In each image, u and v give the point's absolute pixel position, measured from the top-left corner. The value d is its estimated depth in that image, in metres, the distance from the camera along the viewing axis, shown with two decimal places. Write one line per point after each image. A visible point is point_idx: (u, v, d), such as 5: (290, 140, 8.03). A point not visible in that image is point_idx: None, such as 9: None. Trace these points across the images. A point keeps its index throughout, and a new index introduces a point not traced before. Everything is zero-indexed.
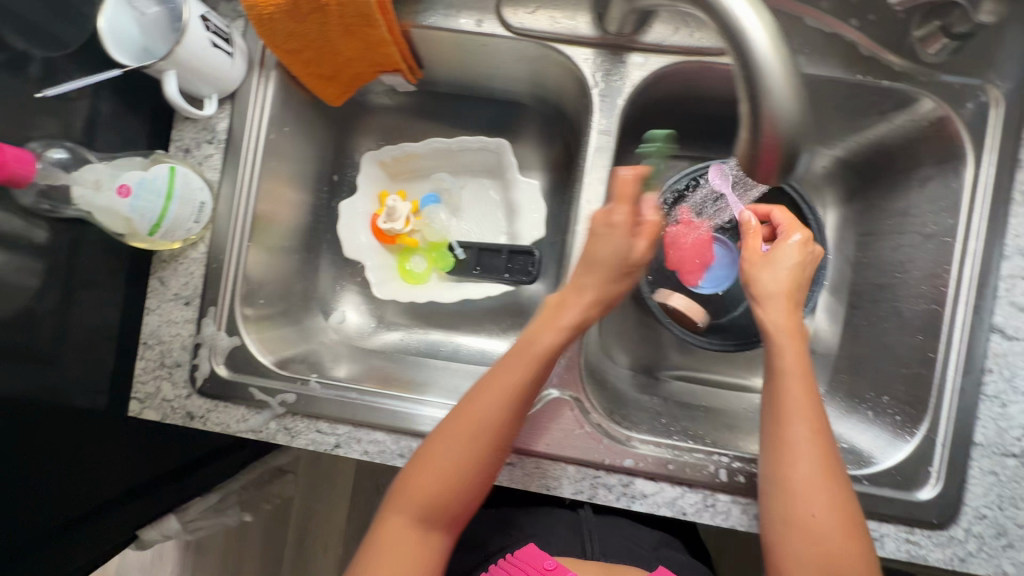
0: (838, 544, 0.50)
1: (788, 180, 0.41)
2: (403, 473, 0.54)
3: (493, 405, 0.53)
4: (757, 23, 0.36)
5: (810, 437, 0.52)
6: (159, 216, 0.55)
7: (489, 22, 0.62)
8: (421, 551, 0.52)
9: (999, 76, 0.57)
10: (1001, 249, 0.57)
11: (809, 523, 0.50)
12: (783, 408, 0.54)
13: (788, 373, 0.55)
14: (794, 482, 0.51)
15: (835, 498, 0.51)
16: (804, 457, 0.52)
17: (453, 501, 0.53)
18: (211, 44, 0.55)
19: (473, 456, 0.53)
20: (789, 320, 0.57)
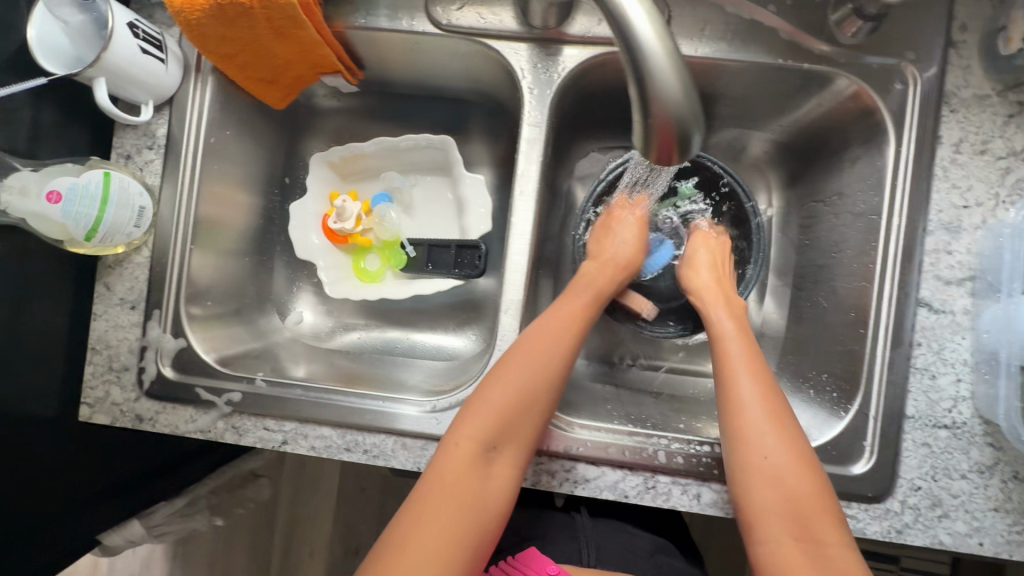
0: (798, 486, 0.50)
1: (687, 158, 0.42)
2: (468, 405, 0.56)
3: (557, 331, 0.59)
4: (637, 4, 0.37)
5: (760, 386, 0.55)
6: (96, 221, 0.56)
7: (418, 20, 0.64)
8: (486, 481, 0.53)
9: (915, 55, 0.58)
10: (923, 224, 0.58)
11: (767, 469, 0.51)
12: (726, 365, 0.58)
13: (727, 337, 0.61)
14: (746, 430, 0.53)
15: (790, 443, 0.52)
16: (751, 405, 0.54)
17: (520, 426, 0.55)
18: (140, 50, 0.57)
19: (544, 380, 0.57)
20: (722, 294, 0.66)
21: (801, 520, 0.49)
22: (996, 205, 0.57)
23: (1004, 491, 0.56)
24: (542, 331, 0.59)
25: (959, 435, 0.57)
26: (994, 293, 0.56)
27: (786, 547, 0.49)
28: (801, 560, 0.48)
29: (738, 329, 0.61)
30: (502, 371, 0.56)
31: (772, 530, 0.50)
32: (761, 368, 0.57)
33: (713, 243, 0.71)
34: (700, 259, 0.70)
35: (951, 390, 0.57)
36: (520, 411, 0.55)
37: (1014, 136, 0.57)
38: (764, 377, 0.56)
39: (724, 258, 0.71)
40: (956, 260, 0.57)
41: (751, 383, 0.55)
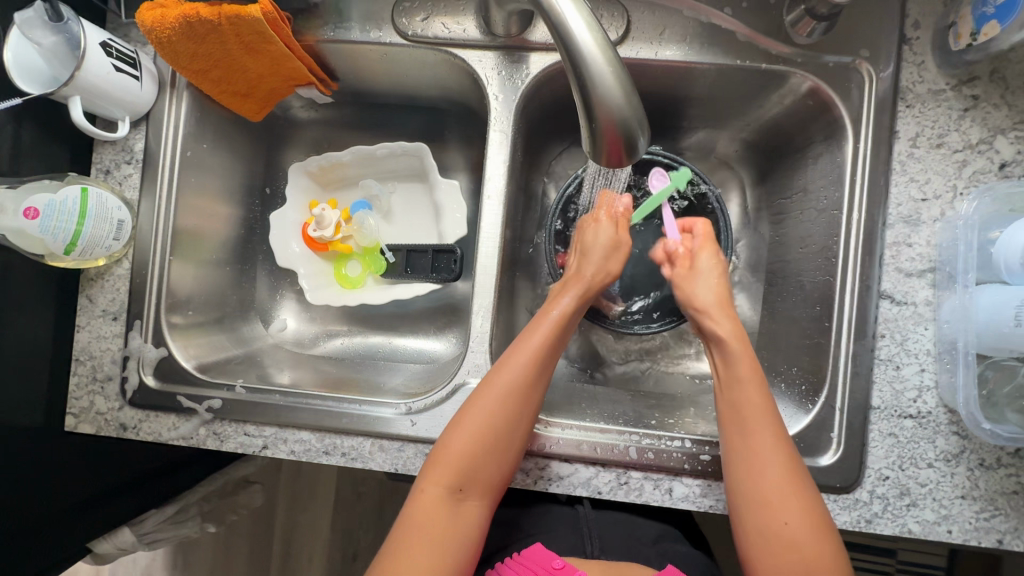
0: (805, 546, 0.49)
1: (636, 158, 0.43)
2: (437, 449, 0.56)
3: (524, 371, 0.57)
4: (575, 12, 0.38)
5: (777, 441, 0.53)
6: (74, 235, 0.58)
7: (386, 32, 0.66)
8: (454, 528, 0.53)
9: (869, 53, 0.60)
10: (883, 218, 0.59)
11: (784, 534, 0.50)
12: (745, 414, 0.54)
13: (744, 382, 0.56)
14: (769, 492, 0.51)
15: (804, 502, 0.51)
16: (771, 465, 0.52)
17: (485, 470, 0.55)
18: (114, 68, 0.59)
19: (514, 416, 0.56)
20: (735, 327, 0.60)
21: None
22: (954, 197, 0.58)
23: (972, 479, 0.56)
24: (502, 372, 0.58)
25: (924, 424, 0.58)
26: (952, 283, 0.56)
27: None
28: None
29: (753, 370, 0.56)
30: (468, 409, 0.57)
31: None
32: (774, 416, 0.54)
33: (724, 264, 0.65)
34: (707, 277, 0.64)
35: (915, 379, 0.58)
36: (492, 448, 0.55)
37: (969, 128, 0.58)
38: (778, 428, 0.54)
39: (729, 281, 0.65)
40: (917, 252, 0.58)
41: (771, 439, 0.53)
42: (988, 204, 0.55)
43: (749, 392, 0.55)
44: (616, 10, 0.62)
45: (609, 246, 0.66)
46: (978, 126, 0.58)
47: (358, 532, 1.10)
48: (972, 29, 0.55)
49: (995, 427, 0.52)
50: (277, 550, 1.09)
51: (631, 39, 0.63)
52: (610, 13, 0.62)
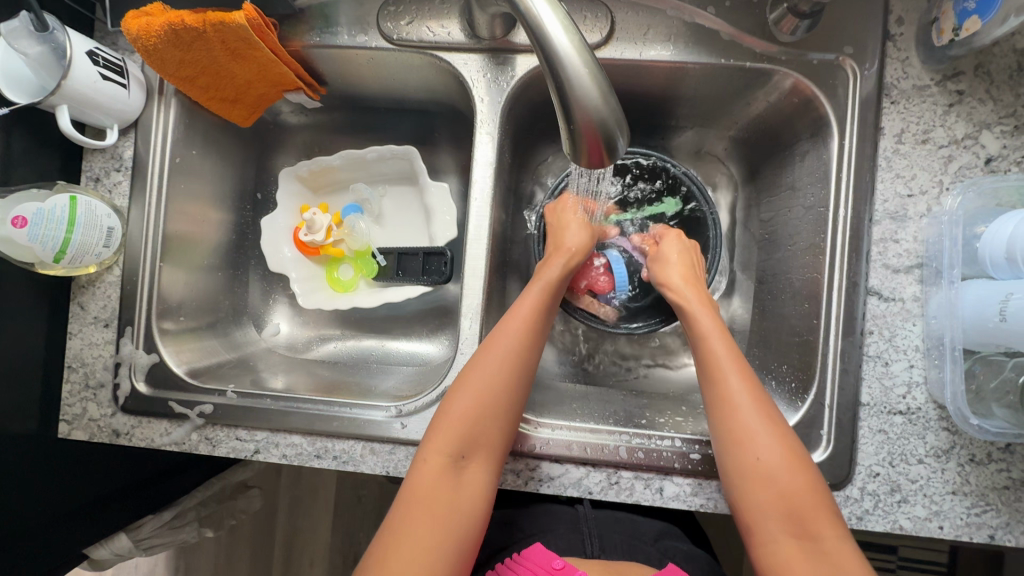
0: (795, 486, 0.50)
1: (617, 158, 0.43)
2: (435, 419, 0.56)
3: (515, 335, 0.58)
4: (551, 14, 0.39)
5: (746, 386, 0.54)
6: (63, 244, 0.58)
7: (372, 37, 0.66)
8: (457, 488, 0.53)
9: (853, 49, 0.60)
10: (869, 214, 0.59)
11: (759, 468, 0.51)
12: (711, 362, 0.56)
13: (708, 336, 0.58)
14: (738, 430, 0.52)
15: (780, 439, 0.51)
16: (742, 407, 0.53)
17: (485, 434, 0.55)
18: (101, 76, 0.59)
19: (498, 372, 0.57)
20: (697, 291, 0.63)
21: (797, 518, 0.49)
22: (940, 192, 0.58)
23: (962, 475, 0.56)
24: (497, 339, 0.58)
25: (913, 420, 0.57)
26: (939, 279, 0.56)
27: (786, 547, 0.49)
28: (802, 562, 0.48)
29: (718, 325, 0.59)
30: (463, 378, 0.57)
31: (766, 527, 0.50)
32: (743, 365, 0.56)
33: (685, 244, 0.69)
34: (671, 257, 0.67)
35: (904, 375, 0.58)
36: (480, 405, 0.56)
37: (954, 124, 0.58)
38: (751, 375, 0.55)
39: (695, 257, 0.68)
40: (904, 248, 0.58)
41: (740, 382, 0.54)
42: (973, 199, 0.55)
43: (712, 344, 0.57)
44: (600, 11, 0.63)
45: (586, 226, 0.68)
46: (963, 121, 0.58)
47: (357, 534, 1.10)
48: (955, 24, 0.55)
49: (983, 422, 0.53)
50: (277, 555, 1.09)
51: (615, 40, 0.63)
52: (593, 14, 0.63)
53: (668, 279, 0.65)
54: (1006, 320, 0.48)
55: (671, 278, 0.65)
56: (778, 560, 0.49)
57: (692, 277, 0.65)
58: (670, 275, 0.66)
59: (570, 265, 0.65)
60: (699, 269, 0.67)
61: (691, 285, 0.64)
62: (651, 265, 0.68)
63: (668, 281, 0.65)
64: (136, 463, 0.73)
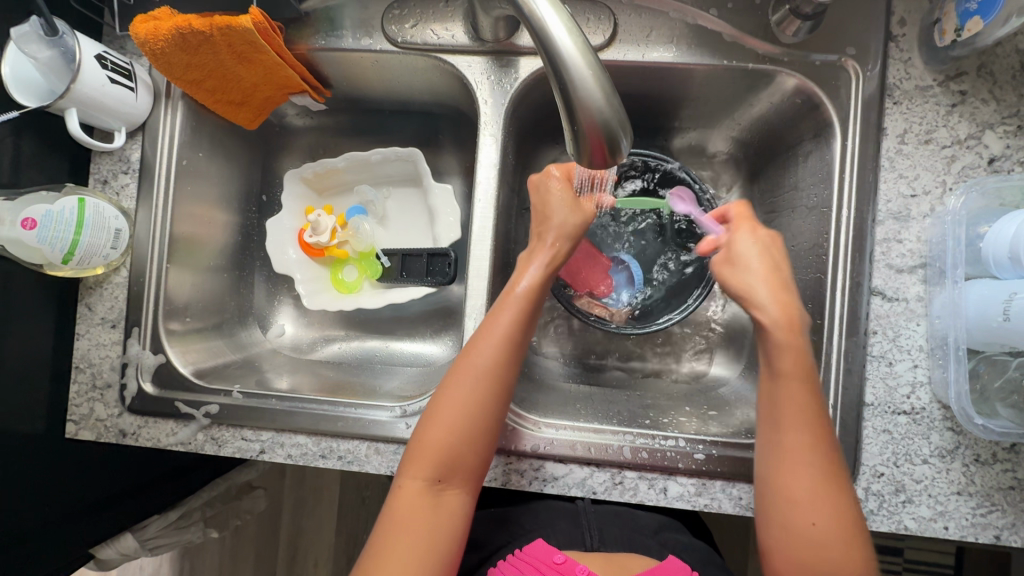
0: (841, 554, 0.48)
1: (621, 159, 0.43)
2: (414, 441, 0.55)
3: (491, 355, 0.56)
4: (554, 16, 0.39)
5: (814, 444, 0.50)
6: (72, 246, 0.59)
7: (377, 40, 0.66)
8: (435, 517, 0.53)
9: (855, 50, 0.60)
10: (872, 215, 0.59)
11: (807, 533, 0.48)
12: (783, 411, 0.51)
13: (783, 378, 0.51)
14: (793, 492, 0.49)
15: (836, 505, 0.48)
16: (803, 469, 0.49)
17: (464, 458, 0.54)
18: (109, 80, 0.60)
19: (480, 399, 0.55)
20: (787, 312, 0.52)
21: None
22: (943, 192, 0.58)
23: (967, 475, 0.56)
24: (473, 355, 0.56)
25: (918, 420, 0.57)
26: (943, 279, 0.56)
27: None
28: None
29: (801, 372, 0.51)
30: (440, 403, 0.55)
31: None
32: (818, 420, 0.50)
33: (761, 239, 0.57)
34: (749, 261, 0.55)
35: (908, 375, 0.58)
36: (463, 433, 0.54)
37: (957, 124, 0.58)
38: (823, 434, 0.50)
39: (779, 258, 0.56)
40: (907, 248, 0.59)
41: (804, 441, 0.50)
42: (977, 199, 0.55)
43: (791, 390, 0.51)
44: (603, 13, 0.63)
45: (576, 209, 0.63)
46: (966, 121, 0.58)
47: (361, 535, 1.11)
48: (956, 25, 0.55)
49: (987, 422, 0.53)
50: (282, 556, 1.09)
51: (618, 42, 0.63)
52: (597, 16, 0.63)
53: (754, 293, 0.53)
54: (1010, 319, 0.48)
55: (757, 291, 0.53)
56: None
57: (782, 291, 0.53)
58: (754, 286, 0.54)
59: (551, 264, 0.61)
60: (784, 271, 0.55)
61: (780, 301, 0.52)
62: (727, 273, 0.56)
63: (751, 294, 0.54)
64: (142, 463, 0.74)
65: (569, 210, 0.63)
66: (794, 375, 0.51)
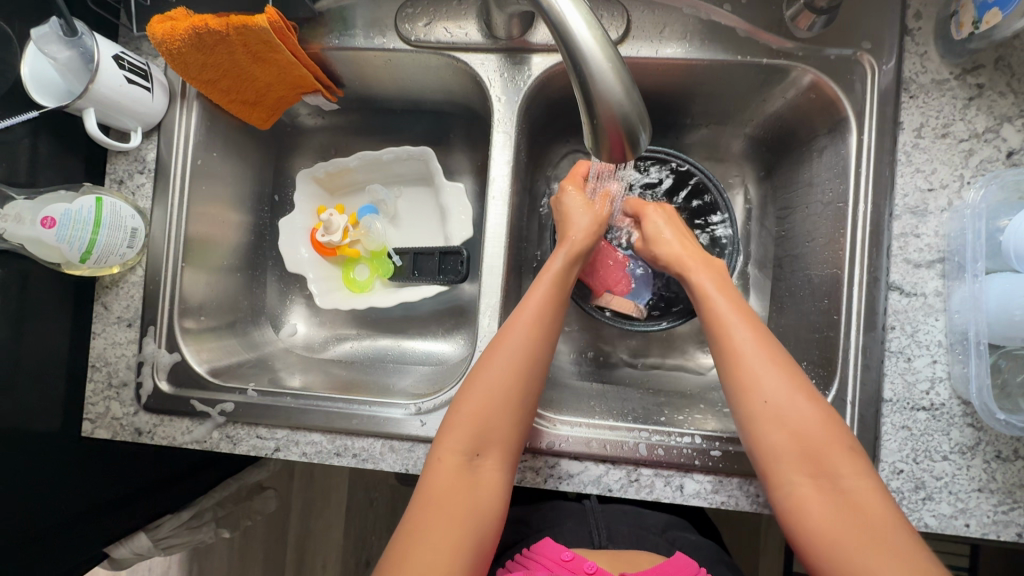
0: (808, 426, 0.49)
1: (640, 153, 0.43)
2: (446, 420, 0.55)
3: (528, 331, 0.57)
4: (574, 11, 0.39)
5: (757, 338, 0.53)
6: (89, 244, 0.59)
7: (390, 38, 0.67)
8: (475, 490, 0.52)
9: (871, 44, 0.60)
10: (889, 209, 0.59)
11: (769, 411, 0.50)
12: (721, 321, 0.55)
13: (709, 296, 0.58)
14: (751, 386, 0.51)
15: (788, 380, 0.51)
16: (751, 359, 0.52)
17: (499, 429, 0.54)
18: (126, 80, 0.61)
19: (519, 379, 0.55)
20: (697, 254, 0.63)
21: (814, 459, 0.49)
22: (961, 186, 0.58)
23: (988, 472, 0.56)
24: (510, 334, 0.57)
25: (937, 416, 0.57)
26: (962, 273, 0.56)
27: (802, 487, 0.49)
28: (821, 507, 0.47)
29: (720, 284, 0.59)
30: (473, 379, 0.56)
31: (785, 472, 0.49)
32: (755, 320, 0.55)
33: (664, 214, 0.68)
34: (662, 237, 0.66)
35: (928, 371, 0.57)
36: (499, 408, 0.54)
37: (974, 118, 0.58)
38: (757, 325, 0.55)
39: (682, 225, 0.68)
40: (925, 243, 0.58)
41: (744, 331, 0.54)
42: (996, 192, 0.55)
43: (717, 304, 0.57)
44: (616, 9, 0.63)
45: (590, 209, 0.66)
46: (983, 115, 0.58)
47: (371, 536, 1.10)
48: (974, 17, 0.55)
49: (1010, 417, 0.52)
50: (291, 557, 1.09)
51: (631, 38, 0.63)
52: (610, 13, 0.63)
53: (666, 257, 0.65)
54: None
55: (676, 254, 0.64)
56: (795, 503, 0.49)
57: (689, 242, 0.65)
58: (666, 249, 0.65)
59: (573, 253, 0.63)
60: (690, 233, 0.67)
61: (691, 252, 0.63)
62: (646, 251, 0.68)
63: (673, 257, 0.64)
64: (156, 462, 0.74)
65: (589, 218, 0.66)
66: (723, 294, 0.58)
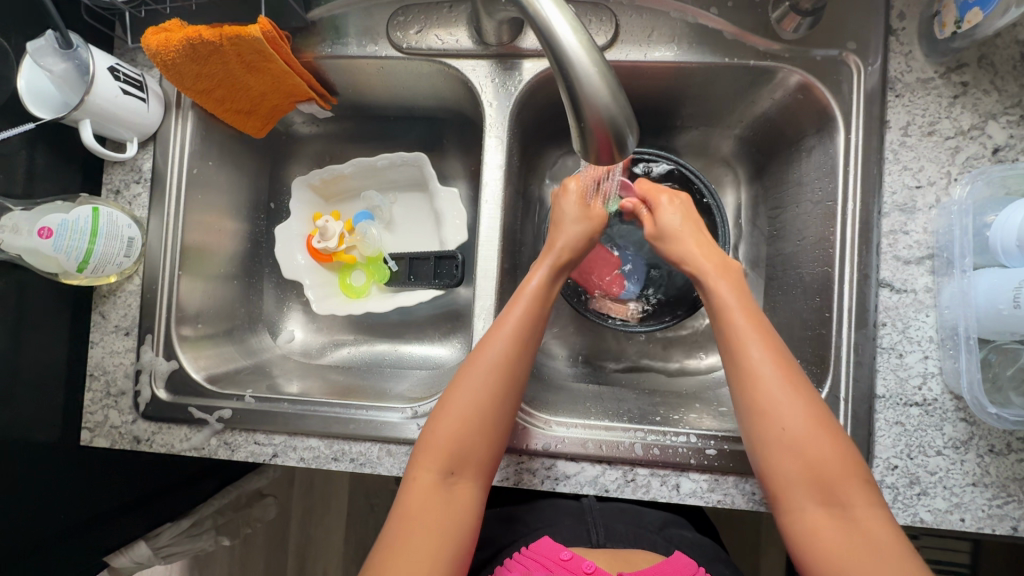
0: (822, 453, 0.49)
1: (628, 155, 0.44)
2: (423, 436, 0.56)
3: (503, 348, 0.57)
4: (560, 16, 0.40)
5: (768, 351, 0.53)
6: (86, 254, 0.60)
7: (382, 46, 0.68)
8: (450, 510, 0.53)
9: (856, 45, 0.61)
10: (878, 207, 0.59)
11: (785, 440, 0.50)
12: (734, 335, 0.54)
13: (727, 308, 0.56)
14: (762, 404, 0.51)
15: (804, 408, 0.50)
16: (766, 377, 0.51)
17: (476, 450, 0.55)
18: (122, 91, 0.61)
19: (493, 400, 0.56)
20: (714, 260, 0.61)
21: (827, 489, 0.49)
22: (948, 183, 0.58)
23: (982, 466, 0.56)
24: (483, 351, 0.57)
25: (930, 412, 0.57)
26: (951, 269, 0.56)
27: (815, 517, 0.49)
28: (831, 529, 0.48)
29: (739, 297, 0.57)
30: (448, 398, 0.56)
31: (798, 500, 0.49)
32: (767, 332, 0.54)
33: (681, 210, 0.66)
34: (677, 230, 0.64)
35: (919, 367, 0.58)
36: (475, 430, 0.55)
37: (960, 115, 0.59)
38: (777, 347, 0.54)
39: (700, 224, 0.65)
40: (914, 240, 0.59)
41: (762, 353, 0.52)
42: (982, 188, 0.55)
43: (732, 316, 0.56)
44: (605, 15, 0.64)
45: (587, 215, 0.66)
46: (969, 113, 0.59)
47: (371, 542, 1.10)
48: (956, 17, 0.56)
49: (1001, 411, 0.52)
50: (292, 564, 1.09)
51: (620, 42, 0.64)
52: (599, 18, 0.64)
53: (684, 259, 0.63)
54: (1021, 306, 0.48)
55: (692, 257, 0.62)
56: (806, 531, 0.49)
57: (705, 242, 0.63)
58: (684, 252, 0.63)
59: (557, 265, 0.63)
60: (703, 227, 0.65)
61: (708, 254, 0.62)
62: (662, 246, 0.65)
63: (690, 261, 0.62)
64: (155, 470, 0.74)
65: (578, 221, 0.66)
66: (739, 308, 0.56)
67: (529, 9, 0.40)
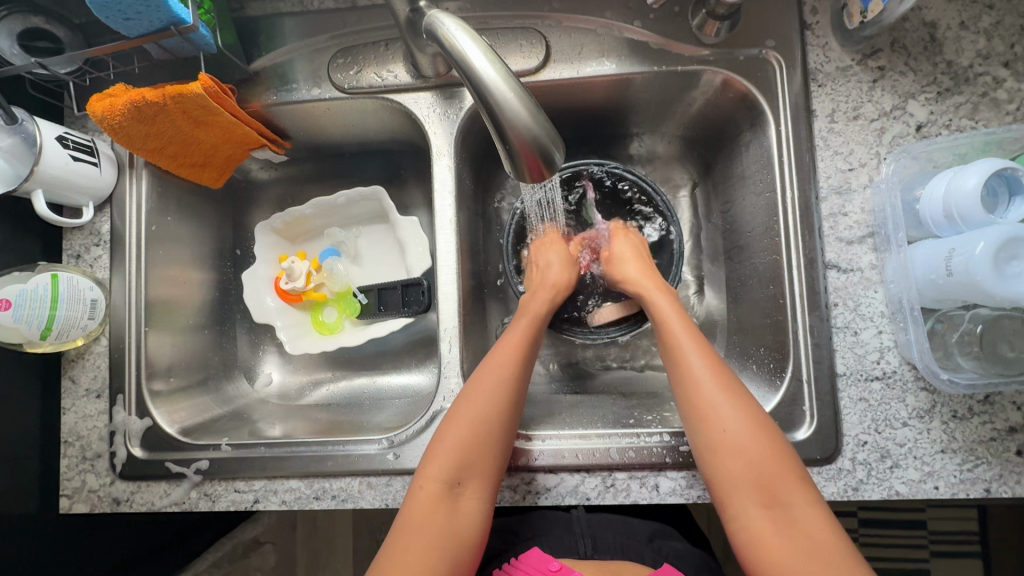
0: (759, 453, 0.51)
1: (557, 171, 0.45)
2: (430, 446, 0.56)
3: (510, 366, 0.59)
4: (476, 49, 0.42)
5: (705, 359, 0.57)
6: (48, 320, 0.60)
7: (325, 89, 0.70)
8: (450, 521, 0.52)
9: (775, 42, 0.64)
10: (815, 192, 0.62)
11: (726, 440, 0.52)
12: (676, 347, 0.59)
13: (668, 319, 0.62)
14: (705, 408, 0.54)
15: (744, 413, 0.53)
16: (704, 382, 0.55)
17: (481, 459, 0.55)
18: (71, 158, 0.62)
19: (500, 423, 0.57)
20: (653, 278, 0.68)
21: (769, 489, 0.50)
22: (878, 162, 0.61)
23: (948, 432, 0.57)
24: (489, 367, 0.59)
25: (891, 384, 0.58)
26: (889, 244, 0.58)
27: (756, 520, 0.50)
28: (771, 532, 0.48)
29: (676, 309, 0.63)
30: (453, 413, 0.57)
31: (741, 503, 0.51)
32: (706, 345, 0.58)
33: (633, 240, 0.74)
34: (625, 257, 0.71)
35: (875, 342, 0.59)
36: (474, 447, 0.55)
37: (881, 98, 0.62)
38: (711, 352, 0.58)
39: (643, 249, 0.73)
40: (854, 220, 0.61)
41: (699, 360, 0.57)
42: (908, 165, 0.57)
43: (675, 329, 0.60)
44: (535, 36, 0.67)
45: (563, 268, 0.71)
46: (888, 94, 0.62)
47: None
48: (861, 8, 0.59)
49: (953, 376, 0.54)
50: None
51: (553, 62, 0.67)
52: (529, 41, 0.67)
53: (626, 277, 0.69)
54: (952, 274, 0.50)
55: (637, 277, 0.68)
56: (750, 535, 0.49)
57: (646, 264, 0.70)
58: (626, 272, 0.70)
59: (557, 288, 0.69)
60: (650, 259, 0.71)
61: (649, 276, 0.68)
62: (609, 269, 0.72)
63: (629, 279, 0.69)
64: (140, 530, 0.73)
65: (562, 266, 0.71)
66: (684, 333, 0.60)
67: (452, 51, 0.43)
